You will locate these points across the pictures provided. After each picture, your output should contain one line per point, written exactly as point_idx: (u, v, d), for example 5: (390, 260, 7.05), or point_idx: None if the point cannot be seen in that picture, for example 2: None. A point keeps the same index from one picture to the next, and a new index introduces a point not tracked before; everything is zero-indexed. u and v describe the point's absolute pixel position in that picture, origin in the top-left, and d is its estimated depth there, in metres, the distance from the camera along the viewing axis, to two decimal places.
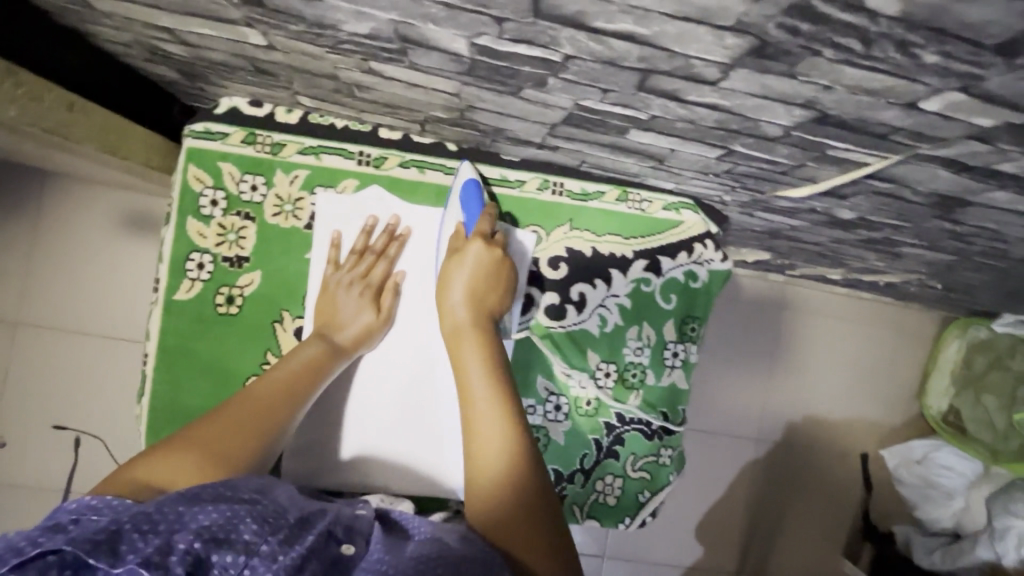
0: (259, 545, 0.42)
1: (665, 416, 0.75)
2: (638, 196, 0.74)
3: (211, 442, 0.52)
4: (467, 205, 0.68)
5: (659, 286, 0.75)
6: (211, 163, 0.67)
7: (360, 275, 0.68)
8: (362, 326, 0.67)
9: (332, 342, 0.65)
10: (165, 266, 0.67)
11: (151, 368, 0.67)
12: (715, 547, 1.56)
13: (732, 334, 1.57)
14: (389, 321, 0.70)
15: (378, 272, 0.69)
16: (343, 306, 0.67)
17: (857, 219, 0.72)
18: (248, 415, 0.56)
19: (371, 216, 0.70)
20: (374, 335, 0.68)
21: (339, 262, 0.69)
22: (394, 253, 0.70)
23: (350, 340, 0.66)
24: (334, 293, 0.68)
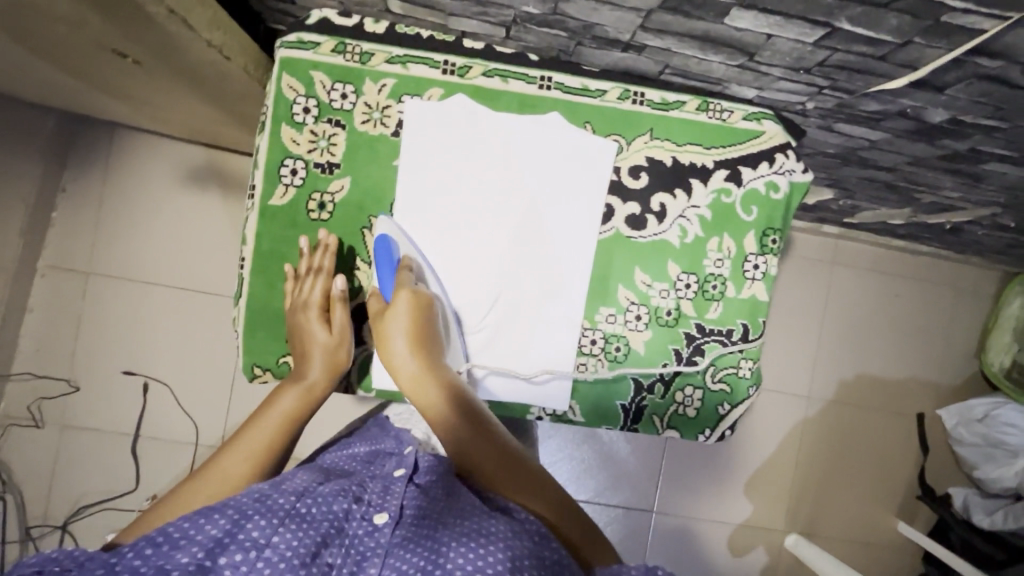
0: (269, 539, 0.48)
1: (745, 329, 0.74)
2: (719, 105, 0.73)
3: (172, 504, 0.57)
4: (380, 263, 0.67)
5: (741, 196, 0.74)
6: (303, 72, 0.67)
7: (308, 297, 0.67)
8: (318, 348, 0.67)
9: (304, 383, 0.66)
10: (260, 173, 0.68)
11: (248, 273, 0.69)
12: (766, 505, 1.54)
13: (784, 291, 1.54)
14: (343, 336, 0.69)
15: (324, 290, 0.67)
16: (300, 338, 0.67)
17: (948, 123, 0.70)
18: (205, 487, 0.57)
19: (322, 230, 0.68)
20: (341, 363, 0.68)
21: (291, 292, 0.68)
22: (330, 265, 0.68)
23: (322, 373, 0.67)
24: (302, 325, 0.67)
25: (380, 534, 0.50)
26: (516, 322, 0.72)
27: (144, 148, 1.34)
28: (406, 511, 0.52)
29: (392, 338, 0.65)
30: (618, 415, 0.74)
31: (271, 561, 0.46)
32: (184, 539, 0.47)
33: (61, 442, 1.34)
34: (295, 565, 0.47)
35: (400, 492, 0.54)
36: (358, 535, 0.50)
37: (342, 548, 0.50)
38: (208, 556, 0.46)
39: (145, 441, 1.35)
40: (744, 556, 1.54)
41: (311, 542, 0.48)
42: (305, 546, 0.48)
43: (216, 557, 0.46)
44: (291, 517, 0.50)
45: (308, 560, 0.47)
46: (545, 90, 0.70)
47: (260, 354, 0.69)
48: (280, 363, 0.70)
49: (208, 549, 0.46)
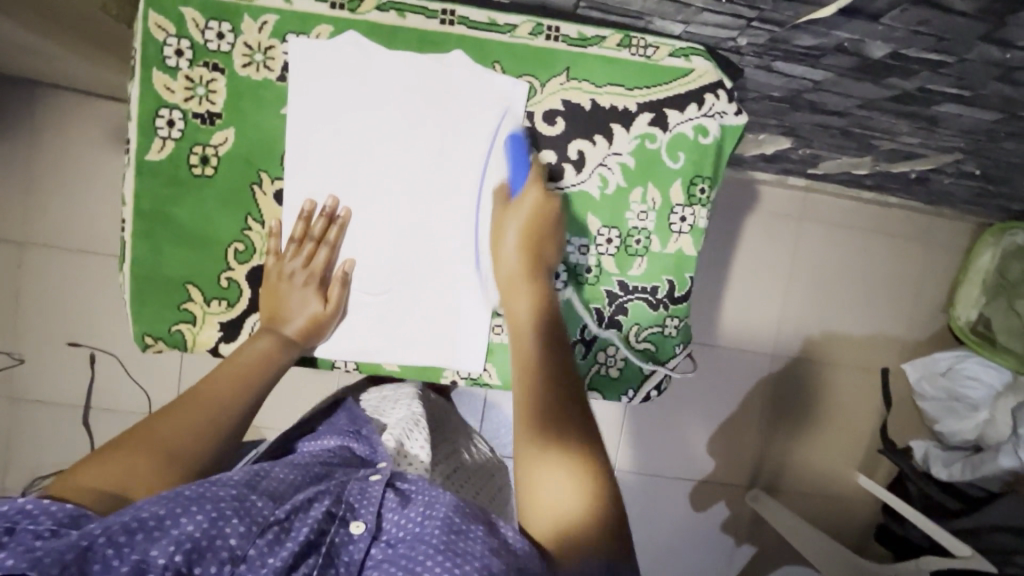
0: (246, 550, 0.47)
1: (670, 285, 0.70)
2: (642, 41, 0.66)
3: (162, 444, 0.56)
4: (512, 159, 0.65)
5: (666, 142, 0.68)
6: (172, 8, 0.60)
7: (302, 264, 0.65)
8: (307, 317, 0.65)
9: (279, 335, 0.65)
10: (133, 125, 0.62)
11: (128, 236, 0.63)
12: (727, 462, 1.55)
13: (750, 247, 1.50)
14: (339, 309, 0.67)
15: (320, 259, 0.65)
16: (285, 303, 0.65)
17: (890, 57, 0.64)
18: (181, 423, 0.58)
19: (332, 195, 0.64)
20: (324, 330, 0.67)
21: (281, 251, 0.65)
22: (337, 238, 0.65)
23: (298, 332, 0.65)
24: (285, 282, 0.65)
25: (356, 547, 0.51)
26: (427, 282, 0.67)
27: (68, 108, 1.26)
28: (382, 527, 0.53)
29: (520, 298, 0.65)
30: None
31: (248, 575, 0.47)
32: (162, 534, 0.45)
33: (12, 415, 1.31)
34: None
35: (377, 499, 0.55)
36: (334, 544, 0.51)
37: (319, 558, 0.50)
38: (185, 562, 0.45)
39: (96, 412, 1.33)
40: (706, 511, 1.55)
41: (290, 554, 0.48)
42: (283, 560, 0.48)
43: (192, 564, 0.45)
44: (270, 526, 0.50)
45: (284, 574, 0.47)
46: (447, 25, 0.63)
47: (151, 322, 0.65)
48: (172, 332, 0.66)
49: (186, 552, 0.45)
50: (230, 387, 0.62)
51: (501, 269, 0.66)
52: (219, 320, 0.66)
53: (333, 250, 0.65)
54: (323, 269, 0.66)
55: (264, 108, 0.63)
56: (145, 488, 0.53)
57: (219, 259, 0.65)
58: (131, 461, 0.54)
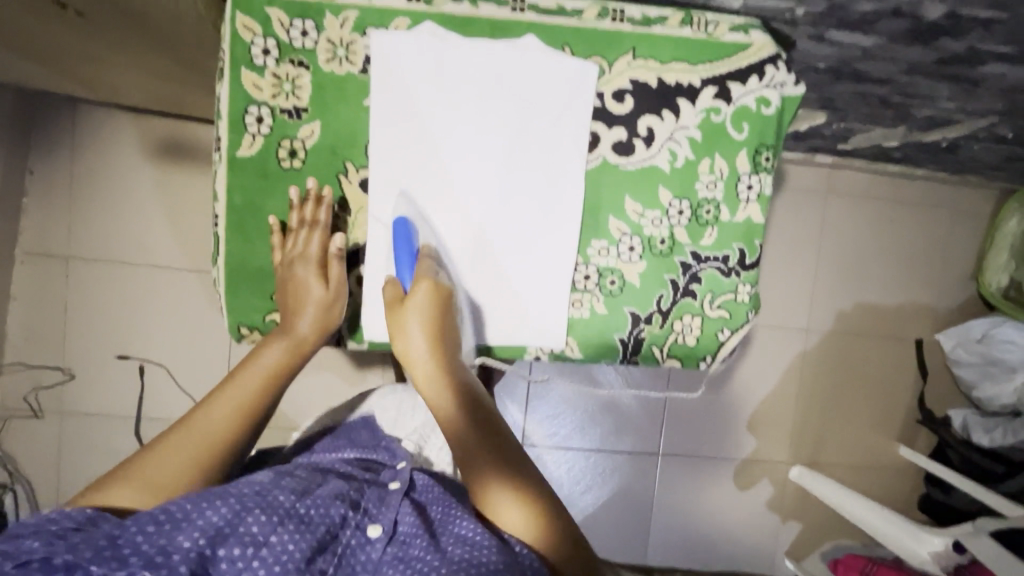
0: (268, 536, 0.47)
1: (740, 253, 0.72)
2: (703, 18, 0.69)
3: (184, 450, 0.56)
4: (399, 247, 0.64)
5: (730, 114, 0.71)
6: (258, 9, 0.63)
7: (299, 250, 0.65)
8: (314, 305, 0.66)
9: (291, 338, 0.65)
10: (224, 123, 0.64)
11: (222, 231, 0.66)
12: (770, 439, 1.57)
13: (778, 227, 1.52)
14: (340, 288, 0.67)
15: (316, 242, 0.65)
16: (297, 294, 0.66)
17: (945, 18, 0.67)
18: (182, 448, 0.56)
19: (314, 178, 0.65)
20: (332, 320, 0.67)
21: (282, 242, 0.66)
22: (326, 219, 0.66)
23: (310, 330, 0.66)
24: (289, 273, 0.65)
25: (372, 548, 0.51)
26: (511, 260, 0.69)
27: (109, 123, 1.29)
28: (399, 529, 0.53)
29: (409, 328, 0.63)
30: (617, 350, 0.72)
31: (266, 560, 0.46)
32: (190, 519, 0.46)
33: (64, 430, 1.32)
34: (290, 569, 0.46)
35: (395, 507, 0.55)
36: (349, 547, 0.51)
37: (333, 558, 0.49)
38: (208, 544, 0.46)
39: (148, 422, 1.34)
40: (752, 489, 1.57)
41: (309, 545, 0.48)
42: (303, 550, 0.48)
43: (215, 547, 0.46)
44: (290, 518, 0.50)
45: (303, 565, 0.47)
46: (518, 13, 0.66)
47: (246, 313, 0.68)
48: (267, 321, 0.68)
49: (209, 537, 0.46)
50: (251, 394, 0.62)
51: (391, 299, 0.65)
52: None
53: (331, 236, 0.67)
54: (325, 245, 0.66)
55: (348, 101, 0.65)
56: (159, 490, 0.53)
57: None
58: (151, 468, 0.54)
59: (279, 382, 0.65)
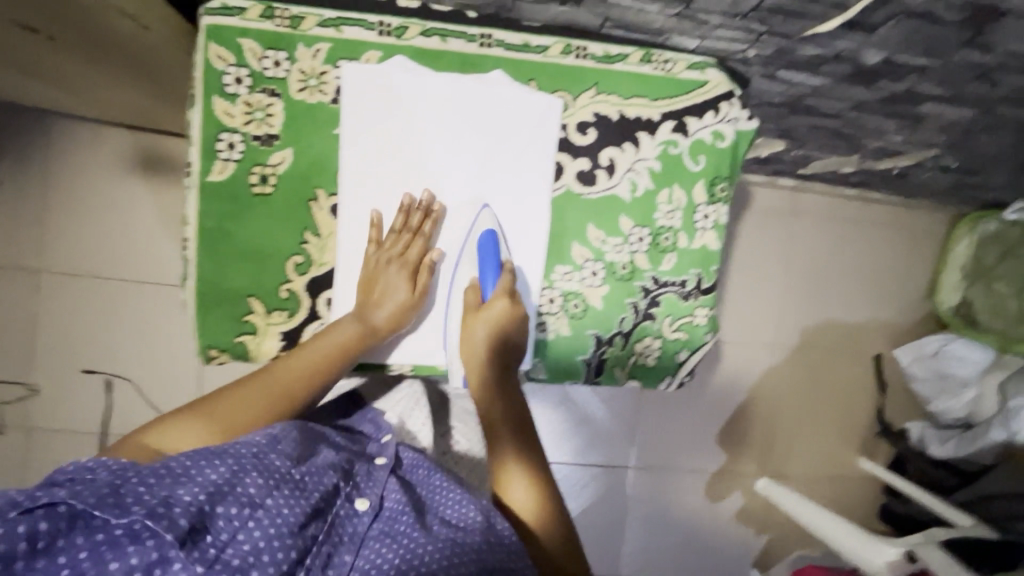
0: (264, 499, 0.50)
1: (698, 278, 0.76)
2: (662, 56, 0.73)
3: (225, 417, 0.61)
4: (483, 259, 0.70)
5: (688, 147, 0.74)
6: (231, 40, 0.65)
7: (398, 253, 0.69)
8: (395, 304, 0.69)
9: (366, 324, 0.68)
10: (196, 150, 0.66)
11: (192, 255, 0.66)
12: (738, 452, 1.61)
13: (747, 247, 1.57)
14: (422, 295, 0.72)
15: (416, 249, 0.70)
16: (376, 283, 0.69)
17: (883, 64, 0.72)
18: (249, 400, 0.63)
19: (377, 211, 0.69)
20: (405, 319, 0.71)
21: (381, 241, 0.69)
22: (429, 230, 0.70)
23: (384, 320, 0.69)
24: (380, 269, 0.69)
25: (358, 520, 0.55)
26: (479, 286, 0.72)
27: (83, 136, 1.28)
28: (384, 505, 0.57)
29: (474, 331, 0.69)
30: (581, 371, 0.75)
31: (264, 521, 0.48)
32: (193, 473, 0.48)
33: (26, 446, 1.28)
34: (285, 531, 0.49)
35: (381, 483, 0.60)
36: (339, 516, 0.54)
37: (325, 525, 0.52)
38: (207, 500, 0.47)
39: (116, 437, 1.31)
40: (722, 501, 1.60)
41: (304, 511, 0.51)
42: (297, 515, 0.50)
43: (214, 504, 0.47)
44: (285, 483, 0.52)
45: (296, 529, 0.49)
46: (486, 48, 0.69)
47: (216, 336, 0.68)
48: (235, 344, 0.68)
49: (209, 494, 0.47)
50: (308, 364, 0.66)
51: (469, 303, 0.71)
52: (280, 331, 0.69)
53: (424, 242, 0.71)
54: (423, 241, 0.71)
55: (320, 128, 0.67)
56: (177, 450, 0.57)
57: (280, 270, 0.68)
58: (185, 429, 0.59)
59: (346, 360, 0.68)
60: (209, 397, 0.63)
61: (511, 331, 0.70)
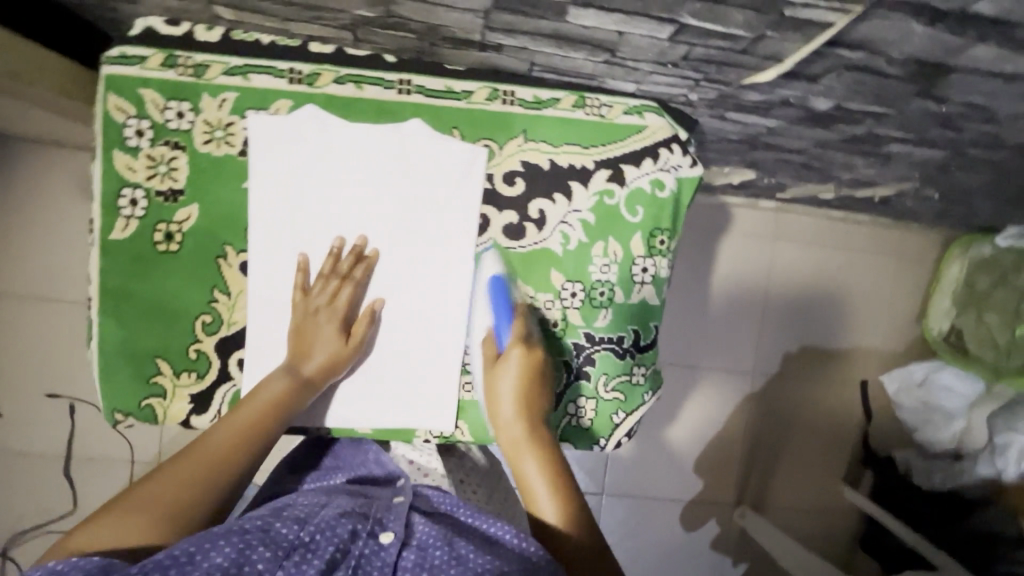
0: (275, 570, 0.45)
1: (635, 334, 0.72)
2: (597, 100, 0.68)
3: (170, 493, 0.53)
4: (495, 304, 0.66)
5: (625, 197, 0.70)
6: (131, 91, 0.62)
7: (326, 301, 0.65)
8: (326, 352, 0.64)
9: (296, 372, 0.63)
10: (97, 207, 0.63)
11: (95, 315, 0.64)
12: (715, 479, 1.55)
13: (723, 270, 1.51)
14: (357, 348, 0.66)
15: (345, 296, 0.65)
16: (313, 335, 0.64)
17: (835, 109, 0.67)
18: (193, 466, 0.55)
19: (303, 254, 0.65)
20: (342, 366, 0.65)
21: (307, 288, 0.65)
22: (362, 276, 0.66)
23: (316, 369, 0.64)
24: (306, 318, 0.65)
25: (386, 555, 0.49)
26: (398, 346, 0.68)
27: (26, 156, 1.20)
28: (412, 535, 0.52)
29: (501, 391, 0.64)
30: None
31: None
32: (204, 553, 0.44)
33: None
34: None
35: (404, 516, 0.54)
36: (362, 558, 0.48)
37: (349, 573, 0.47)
38: None
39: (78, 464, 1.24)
40: (696, 531, 1.55)
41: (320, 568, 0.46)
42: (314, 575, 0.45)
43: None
44: (295, 549, 0.47)
45: None
46: (404, 95, 0.65)
47: (121, 399, 0.65)
48: (142, 407, 0.65)
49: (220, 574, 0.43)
50: (251, 415, 0.60)
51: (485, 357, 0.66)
52: (189, 393, 0.66)
53: (349, 286, 0.65)
54: (342, 315, 0.65)
55: (228, 181, 0.64)
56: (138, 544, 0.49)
57: (187, 331, 0.65)
58: (123, 517, 0.50)
59: (284, 416, 0.62)
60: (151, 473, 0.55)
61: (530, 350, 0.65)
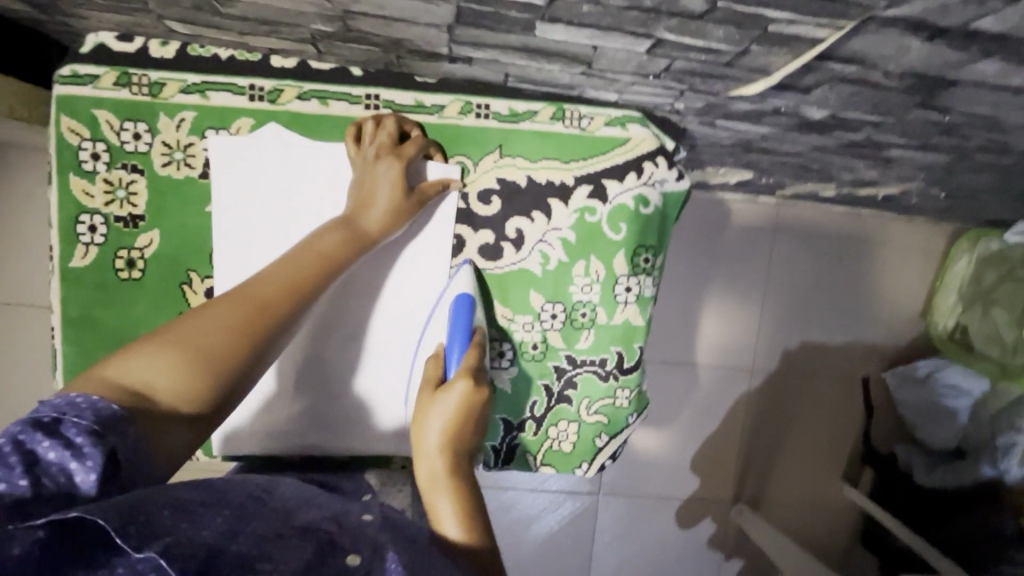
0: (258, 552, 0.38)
1: (619, 356, 0.69)
2: (576, 112, 0.65)
3: (202, 343, 0.48)
4: (455, 321, 0.61)
5: (607, 214, 0.66)
6: (84, 112, 0.59)
7: (386, 146, 0.60)
8: (388, 203, 0.60)
9: (354, 229, 0.59)
10: (55, 234, 0.61)
11: (59, 344, 0.62)
12: (710, 477, 1.40)
13: (720, 254, 1.33)
14: (420, 199, 0.62)
15: (411, 147, 0.61)
16: (370, 184, 0.60)
17: (830, 118, 0.63)
18: (228, 317, 0.50)
19: (359, 121, 0.61)
20: (402, 221, 0.61)
21: (365, 138, 0.61)
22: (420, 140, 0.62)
23: (376, 224, 0.60)
24: (368, 169, 0.60)
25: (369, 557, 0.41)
26: (375, 370, 0.68)
27: None
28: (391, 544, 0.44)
29: (427, 427, 0.54)
30: (490, 456, 0.70)
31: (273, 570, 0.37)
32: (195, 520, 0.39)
33: None
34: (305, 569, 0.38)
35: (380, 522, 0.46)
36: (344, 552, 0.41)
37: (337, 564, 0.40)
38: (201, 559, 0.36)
39: None
40: (693, 529, 1.41)
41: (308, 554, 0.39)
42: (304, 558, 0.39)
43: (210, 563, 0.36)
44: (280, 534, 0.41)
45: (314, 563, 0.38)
46: (372, 110, 0.62)
47: None
48: None
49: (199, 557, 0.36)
50: (298, 279, 0.55)
51: (427, 381, 0.58)
52: None
53: (412, 148, 0.61)
54: (406, 164, 0.60)
55: (190, 205, 0.61)
56: (174, 397, 0.45)
57: None
58: (159, 359, 0.45)
59: (334, 269, 0.57)
60: (184, 314, 0.51)
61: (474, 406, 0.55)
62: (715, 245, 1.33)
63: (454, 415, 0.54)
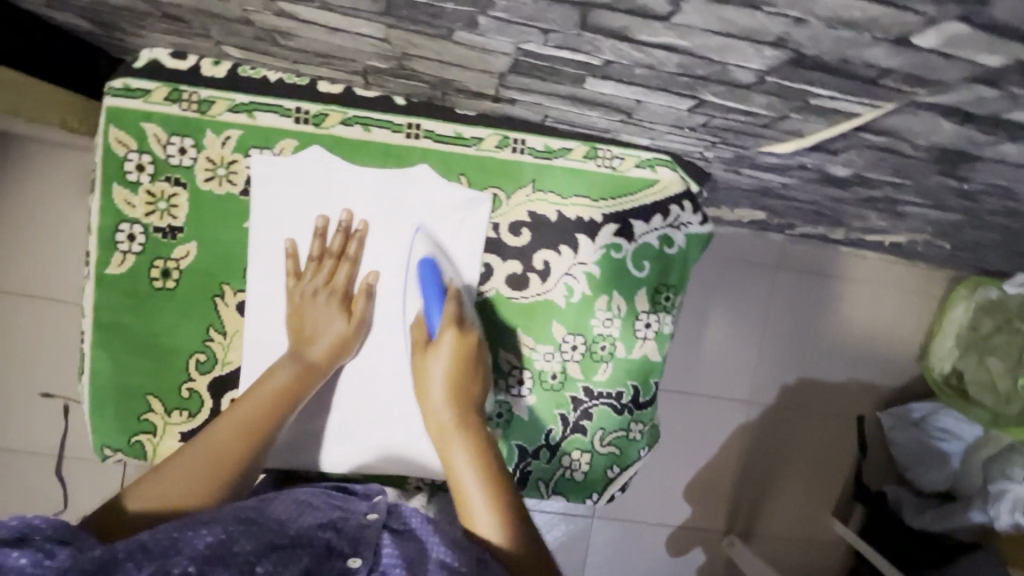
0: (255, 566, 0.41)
1: (635, 391, 0.71)
2: (609, 152, 0.67)
3: (215, 450, 0.53)
4: (424, 288, 0.63)
5: (632, 252, 0.68)
6: (133, 124, 0.60)
7: (323, 282, 0.64)
8: (332, 335, 0.63)
9: (303, 362, 0.62)
10: (94, 240, 0.62)
11: (88, 349, 0.63)
12: (703, 507, 1.40)
13: (725, 284, 1.34)
14: (362, 325, 0.65)
15: (342, 276, 0.65)
16: (307, 320, 0.64)
17: (853, 177, 0.65)
18: (240, 412, 0.56)
19: (321, 216, 0.64)
20: (349, 348, 0.65)
21: (299, 272, 0.64)
22: (355, 252, 0.65)
23: (323, 354, 0.63)
24: (304, 303, 0.64)
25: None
26: (393, 392, 0.68)
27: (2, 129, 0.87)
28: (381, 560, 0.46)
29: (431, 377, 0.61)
30: None
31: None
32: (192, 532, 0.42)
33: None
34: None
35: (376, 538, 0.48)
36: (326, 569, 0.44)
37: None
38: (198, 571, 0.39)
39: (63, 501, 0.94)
40: (683, 556, 1.41)
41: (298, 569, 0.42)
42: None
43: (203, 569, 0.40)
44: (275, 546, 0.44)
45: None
46: (412, 139, 0.64)
47: (111, 435, 0.64)
48: (131, 443, 0.65)
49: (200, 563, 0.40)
50: (285, 380, 0.60)
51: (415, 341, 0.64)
52: (179, 431, 0.65)
53: (350, 276, 0.65)
54: (341, 299, 0.65)
55: (228, 220, 0.63)
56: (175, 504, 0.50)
57: (178, 369, 0.64)
58: (184, 466, 0.52)
59: (307, 387, 0.61)
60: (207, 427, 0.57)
61: (468, 364, 0.61)
62: (720, 276, 1.36)
63: (452, 370, 0.61)
